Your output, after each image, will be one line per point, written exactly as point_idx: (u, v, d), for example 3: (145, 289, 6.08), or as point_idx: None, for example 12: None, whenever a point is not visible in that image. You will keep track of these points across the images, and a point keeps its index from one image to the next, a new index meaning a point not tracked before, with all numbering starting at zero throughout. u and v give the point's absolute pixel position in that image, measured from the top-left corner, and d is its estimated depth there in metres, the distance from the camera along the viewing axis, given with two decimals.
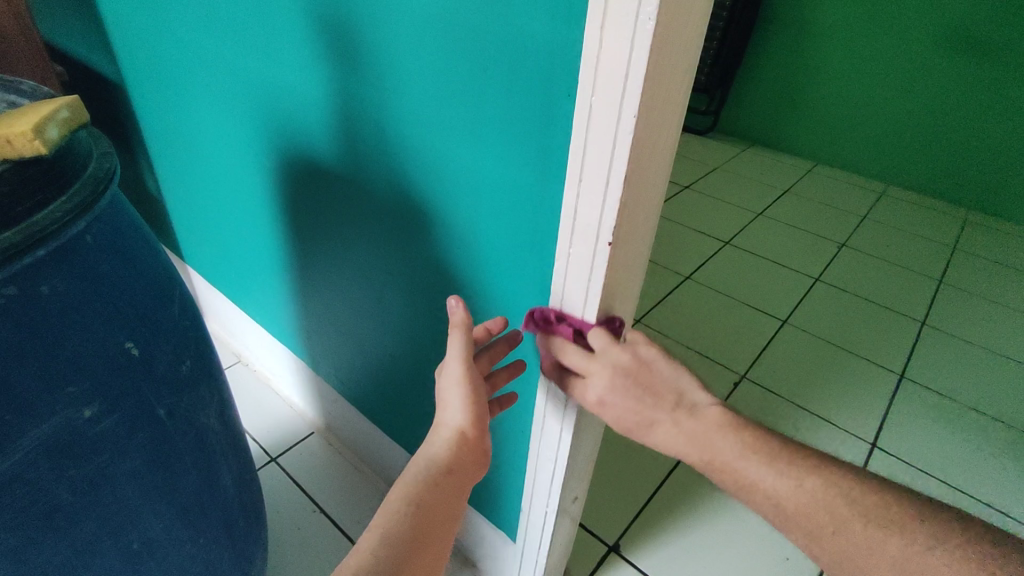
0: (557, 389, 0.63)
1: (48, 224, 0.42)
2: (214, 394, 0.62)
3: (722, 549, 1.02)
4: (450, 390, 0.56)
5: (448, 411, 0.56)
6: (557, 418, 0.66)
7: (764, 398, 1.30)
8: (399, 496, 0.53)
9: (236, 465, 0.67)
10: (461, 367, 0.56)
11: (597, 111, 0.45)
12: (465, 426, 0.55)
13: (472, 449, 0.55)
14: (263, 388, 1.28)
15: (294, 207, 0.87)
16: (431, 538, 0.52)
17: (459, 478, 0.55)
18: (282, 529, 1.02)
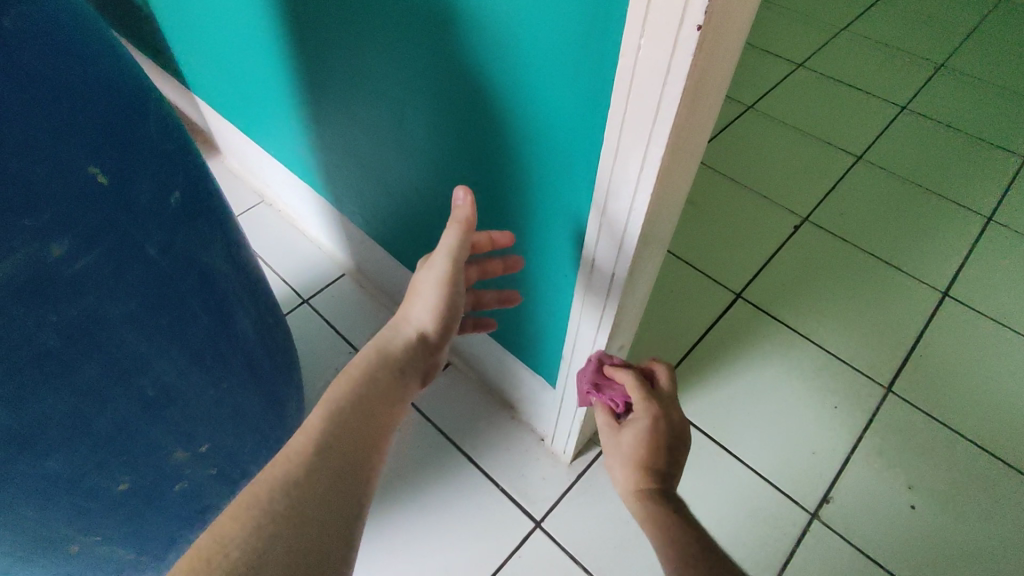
0: (604, 259, 0.58)
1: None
2: (218, 230, 0.55)
3: (766, 397, 0.98)
4: (428, 282, 0.57)
5: (420, 303, 0.57)
6: (608, 267, 0.58)
7: (827, 242, 1.18)
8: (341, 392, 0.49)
9: (254, 309, 0.62)
10: (450, 260, 0.56)
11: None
12: (432, 324, 0.57)
13: (428, 350, 0.57)
14: (288, 228, 1.23)
15: (294, 11, 0.72)
16: (382, 433, 0.49)
17: (406, 379, 0.54)
18: (319, 367, 1.02)
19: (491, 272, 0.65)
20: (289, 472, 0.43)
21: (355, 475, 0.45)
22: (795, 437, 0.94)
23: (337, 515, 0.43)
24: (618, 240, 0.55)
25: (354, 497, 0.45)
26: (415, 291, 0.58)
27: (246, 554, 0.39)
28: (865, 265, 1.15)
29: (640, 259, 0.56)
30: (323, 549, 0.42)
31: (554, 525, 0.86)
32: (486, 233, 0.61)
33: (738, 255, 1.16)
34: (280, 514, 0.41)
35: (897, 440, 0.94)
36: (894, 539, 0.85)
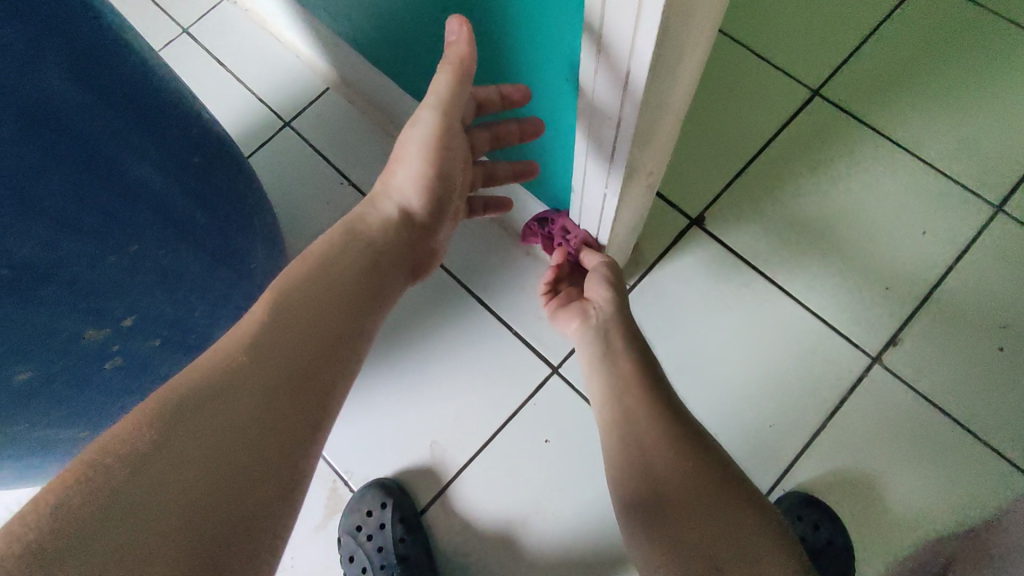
0: (607, 71, 0.40)
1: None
2: (31, 40, 0.38)
3: (837, 222, 0.81)
4: (412, 148, 0.52)
5: (401, 172, 0.53)
6: (612, 80, 0.40)
7: (953, 11, 0.87)
8: (302, 271, 0.48)
9: (157, 149, 0.49)
10: (437, 117, 0.49)
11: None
12: (416, 196, 0.54)
13: (412, 227, 0.56)
14: (260, 32, 1.02)
15: None
16: (350, 317, 0.48)
17: (383, 265, 0.52)
18: (309, 201, 0.90)
19: (505, 139, 0.56)
20: (201, 388, 0.39)
21: (296, 389, 0.41)
22: (865, 269, 0.78)
23: (265, 437, 0.39)
24: (627, 39, 0.36)
25: (292, 421, 0.40)
26: (398, 159, 0.54)
27: (141, 482, 0.34)
28: (1000, 43, 0.85)
29: (652, 73, 0.38)
30: (257, 480, 0.37)
31: (572, 372, 0.78)
32: (494, 84, 0.50)
33: (823, 37, 0.88)
34: (190, 440, 0.36)
35: (996, 274, 0.77)
36: (969, 384, 0.73)
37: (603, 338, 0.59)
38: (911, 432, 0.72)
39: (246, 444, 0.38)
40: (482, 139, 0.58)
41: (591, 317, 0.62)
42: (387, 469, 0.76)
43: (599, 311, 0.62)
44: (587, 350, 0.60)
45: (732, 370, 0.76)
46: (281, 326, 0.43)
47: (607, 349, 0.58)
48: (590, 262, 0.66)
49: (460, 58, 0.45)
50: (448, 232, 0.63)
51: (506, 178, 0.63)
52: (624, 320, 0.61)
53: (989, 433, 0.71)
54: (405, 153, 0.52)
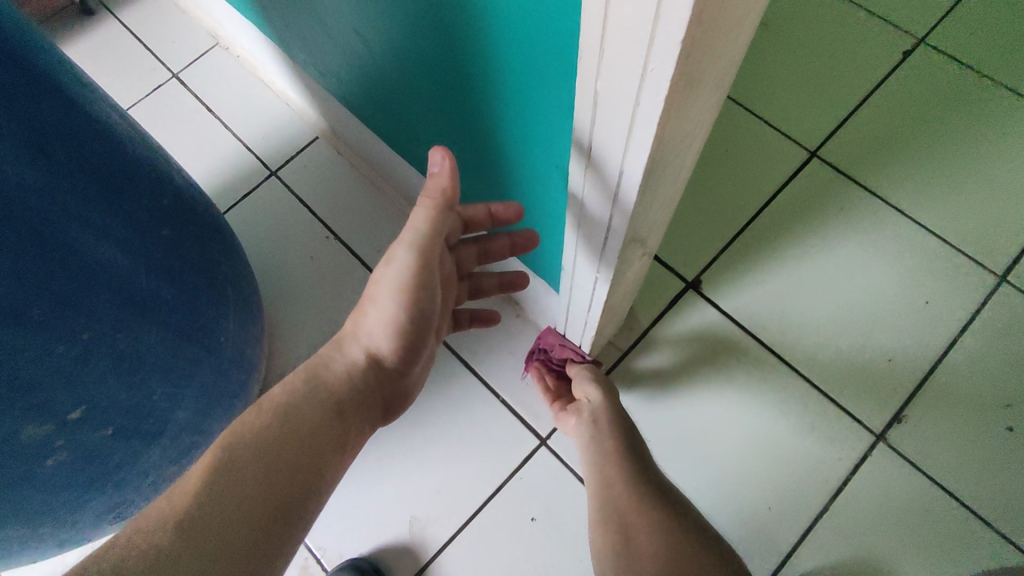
0: (601, 173, 0.37)
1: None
2: None
3: (837, 290, 0.78)
4: (384, 289, 0.47)
5: (372, 315, 0.48)
6: (606, 182, 0.37)
7: (952, 77, 0.86)
8: (258, 427, 0.42)
9: (120, 229, 0.45)
10: (415, 254, 0.45)
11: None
12: (386, 340, 0.49)
13: (382, 370, 0.50)
14: (251, 80, 1.00)
15: None
16: (316, 470, 0.43)
17: (346, 418, 0.47)
18: (293, 254, 0.87)
19: (494, 253, 0.58)
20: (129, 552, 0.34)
21: (233, 565, 0.36)
22: (867, 340, 0.75)
23: None
24: (621, 146, 0.33)
25: None
26: (367, 299, 0.49)
27: None
28: (999, 109, 0.84)
29: (646, 179, 0.35)
30: None
31: (561, 444, 0.74)
32: (481, 205, 0.52)
33: (821, 99, 0.87)
34: None
35: (1003, 347, 0.74)
36: (978, 464, 0.70)
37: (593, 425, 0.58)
38: (917, 516, 0.68)
39: None
40: (471, 253, 0.60)
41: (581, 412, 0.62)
42: (362, 547, 0.71)
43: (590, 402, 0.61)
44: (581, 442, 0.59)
45: (729, 446, 0.72)
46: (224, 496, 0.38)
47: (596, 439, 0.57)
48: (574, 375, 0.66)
49: (443, 190, 0.43)
50: (425, 362, 0.57)
51: (492, 291, 0.66)
52: (613, 405, 0.59)
53: (1001, 519, 0.68)
54: (377, 293, 0.47)
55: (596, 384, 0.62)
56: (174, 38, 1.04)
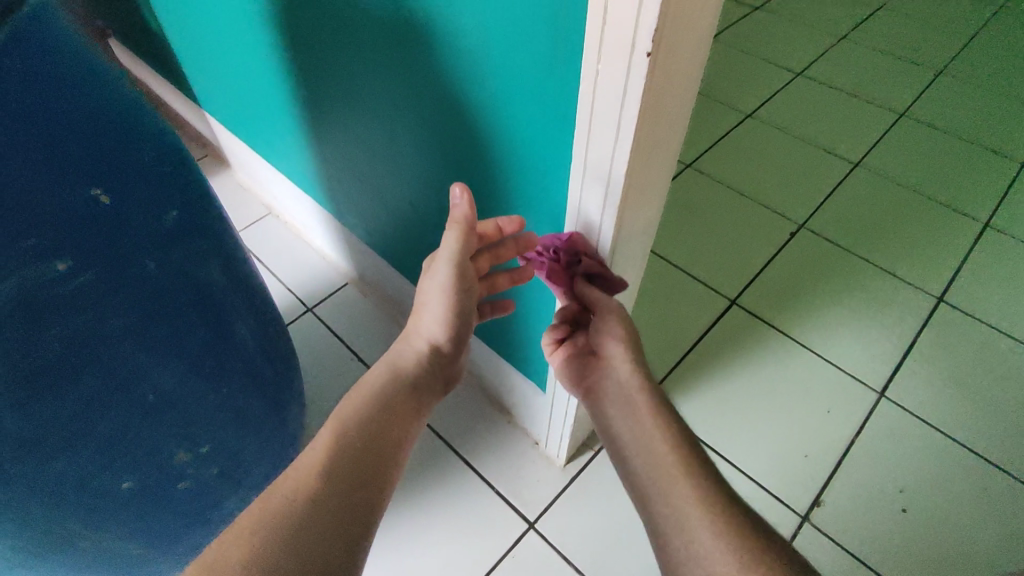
0: None
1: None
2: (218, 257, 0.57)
3: (760, 403, 0.99)
4: (433, 292, 0.56)
5: (427, 315, 0.57)
6: None
7: (826, 250, 1.18)
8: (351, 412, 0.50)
9: (253, 320, 0.65)
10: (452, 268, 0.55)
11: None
12: (442, 332, 0.57)
13: (442, 359, 0.58)
14: (295, 240, 1.26)
15: (294, 35, 0.75)
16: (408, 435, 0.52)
17: (421, 394, 0.55)
18: (323, 373, 1.06)
19: (506, 258, 0.61)
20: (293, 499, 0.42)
21: (365, 509, 0.44)
22: (786, 440, 0.95)
23: (335, 544, 0.41)
24: None
25: (360, 527, 0.43)
26: (420, 303, 0.58)
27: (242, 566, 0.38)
28: (861, 273, 1.15)
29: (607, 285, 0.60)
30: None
31: (548, 527, 0.87)
32: (491, 220, 0.58)
33: (734, 263, 1.16)
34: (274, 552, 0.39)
35: (890, 445, 0.94)
36: (884, 539, 0.86)
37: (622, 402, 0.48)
38: None
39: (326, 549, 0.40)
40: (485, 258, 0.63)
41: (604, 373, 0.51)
42: None
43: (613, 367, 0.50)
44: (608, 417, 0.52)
45: None
46: (343, 462, 0.45)
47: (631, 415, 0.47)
48: (591, 299, 0.54)
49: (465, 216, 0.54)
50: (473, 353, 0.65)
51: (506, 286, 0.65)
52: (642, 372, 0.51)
53: None
54: (428, 297, 0.57)
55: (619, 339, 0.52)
56: (236, 208, 1.32)
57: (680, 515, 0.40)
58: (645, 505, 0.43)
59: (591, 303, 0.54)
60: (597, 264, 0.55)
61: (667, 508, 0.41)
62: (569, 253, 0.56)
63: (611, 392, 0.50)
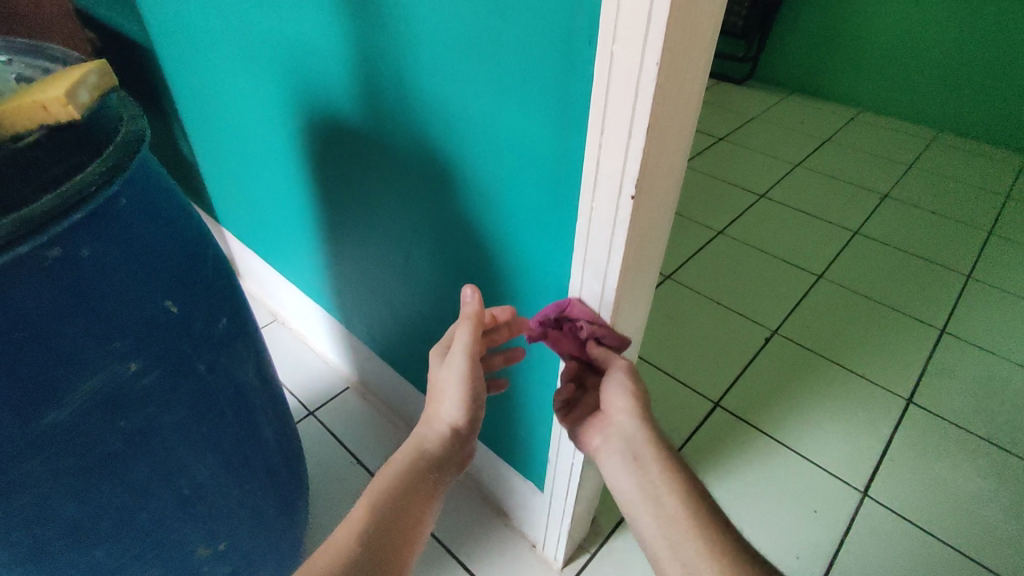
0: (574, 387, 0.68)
1: (54, 210, 0.40)
2: (256, 361, 0.63)
3: (750, 503, 1.02)
4: (451, 380, 0.59)
5: (446, 401, 0.59)
6: None
7: (799, 355, 1.26)
8: (387, 486, 0.54)
9: (278, 419, 0.69)
10: (467, 357, 0.58)
11: (622, 30, 0.41)
12: (461, 416, 0.59)
13: (460, 442, 0.60)
14: (299, 345, 1.32)
15: (323, 166, 0.86)
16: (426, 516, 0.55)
17: (437, 475, 0.58)
18: (323, 476, 1.08)
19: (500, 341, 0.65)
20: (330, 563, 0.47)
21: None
22: (776, 540, 0.98)
23: None
24: None
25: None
26: (438, 390, 0.60)
27: None
28: (834, 376, 1.22)
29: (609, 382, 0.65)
30: None
31: None
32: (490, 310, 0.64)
33: (715, 367, 1.24)
34: None
35: (877, 544, 0.97)
36: None
37: (632, 458, 0.52)
38: None
39: None
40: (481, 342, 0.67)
41: (612, 426, 0.55)
42: None
43: (620, 420, 0.54)
44: (625, 483, 0.52)
45: None
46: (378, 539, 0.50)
47: (642, 471, 0.51)
48: (601, 358, 0.59)
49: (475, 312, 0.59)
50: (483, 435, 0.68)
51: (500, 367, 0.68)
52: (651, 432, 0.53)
53: None
54: (445, 384, 0.59)
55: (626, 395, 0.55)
56: None
57: (690, 569, 0.44)
58: (657, 558, 0.47)
59: (601, 363, 0.59)
60: (601, 327, 0.59)
61: (676, 563, 0.45)
62: (576, 320, 0.59)
63: (621, 444, 0.54)
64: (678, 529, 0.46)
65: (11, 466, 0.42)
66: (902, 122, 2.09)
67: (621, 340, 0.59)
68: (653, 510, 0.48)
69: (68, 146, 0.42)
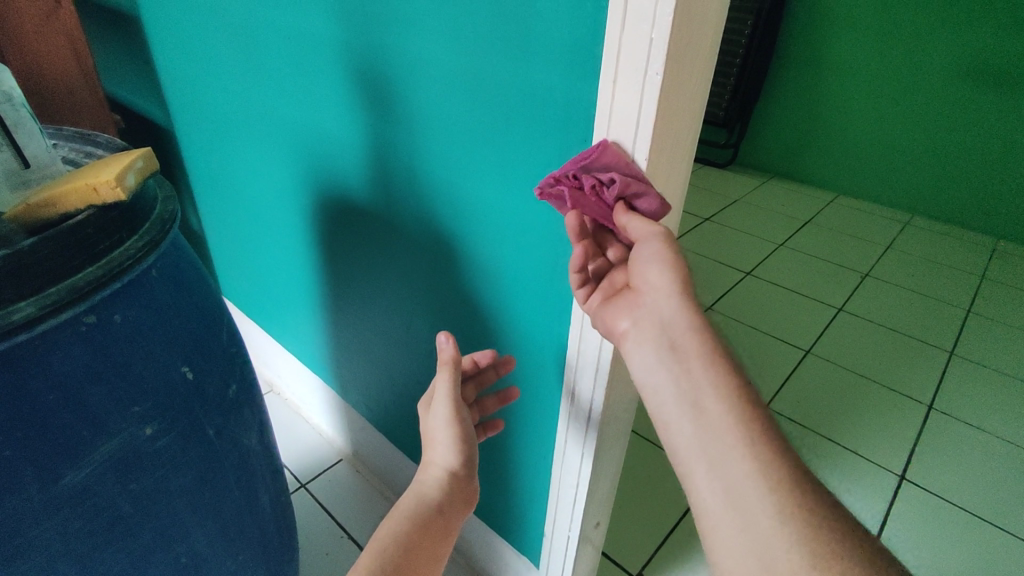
0: (570, 456, 0.69)
1: (92, 281, 0.44)
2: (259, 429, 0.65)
3: None
4: (439, 427, 0.63)
5: (438, 447, 0.63)
6: (576, 458, 0.68)
7: (791, 429, 1.28)
8: (394, 533, 0.56)
9: (275, 488, 0.70)
10: (449, 406, 0.63)
11: (613, 131, 0.47)
12: (456, 458, 0.63)
13: (462, 483, 0.62)
14: (294, 416, 1.32)
15: (330, 241, 0.91)
16: (437, 555, 0.58)
17: (447, 516, 0.60)
18: (312, 552, 1.06)
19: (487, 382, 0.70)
20: None
21: None
22: None
23: None
24: (581, 439, 0.67)
25: None
26: (432, 438, 0.65)
27: None
28: (826, 451, 1.23)
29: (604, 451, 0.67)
30: None
31: None
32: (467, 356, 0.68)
33: None
34: None
35: None
36: None
37: (668, 345, 0.46)
38: None
39: None
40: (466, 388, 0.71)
41: (647, 307, 0.48)
42: None
43: (660, 302, 0.47)
44: (666, 372, 0.45)
45: None
46: None
47: (678, 365, 0.45)
48: (635, 231, 0.49)
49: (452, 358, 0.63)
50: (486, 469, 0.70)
51: (494, 406, 0.72)
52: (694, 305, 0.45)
53: None
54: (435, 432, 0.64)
55: (667, 266, 0.47)
56: None
57: (731, 485, 0.39)
58: (691, 473, 0.42)
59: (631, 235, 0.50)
60: (637, 186, 0.47)
61: (715, 481, 0.40)
62: (601, 174, 0.47)
63: (655, 331, 0.47)
64: (721, 439, 0.40)
65: (28, 526, 0.44)
66: (878, 206, 2.21)
67: (659, 203, 0.48)
68: (691, 417, 0.43)
69: (114, 223, 0.46)
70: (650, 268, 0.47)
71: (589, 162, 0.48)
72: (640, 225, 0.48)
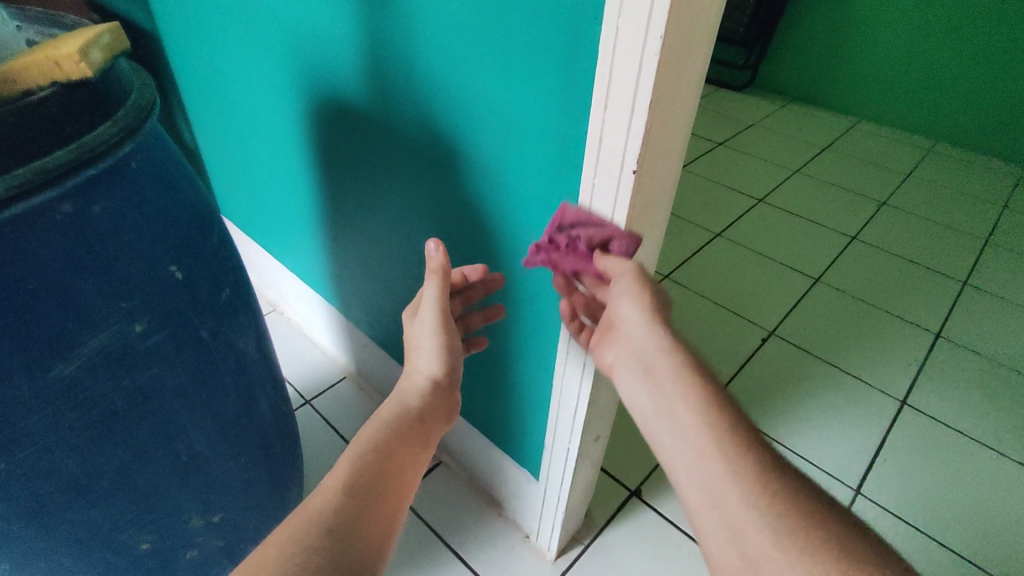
0: (571, 369, 0.68)
1: (63, 165, 0.41)
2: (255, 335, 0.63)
3: None
4: (424, 335, 0.62)
5: (422, 355, 0.62)
6: (577, 371, 0.67)
7: (794, 355, 1.27)
8: (374, 436, 0.54)
9: (275, 397, 0.69)
10: (437, 313, 0.62)
11: (627, 5, 0.42)
12: (439, 366, 0.62)
13: (443, 391, 0.62)
14: (297, 335, 1.32)
15: (326, 150, 0.87)
16: (419, 460, 0.56)
17: (428, 424, 0.59)
18: (317, 463, 1.08)
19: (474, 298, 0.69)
20: (330, 499, 0.47)
21: (376, 525, 0.48)
22: None
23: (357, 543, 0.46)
24: (583, 351, 0.65)
25: (377, 527, 0.48)
26: (415, 346, 0.63)
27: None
28: (829, 377, 1.23)
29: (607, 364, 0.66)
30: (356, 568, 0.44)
31: None
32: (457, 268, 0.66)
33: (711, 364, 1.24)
34: (318, 536, 0.44)
35: None
36: None
37: (643, 370, 0.47)
38: None
39: (350, 540, 0.45)
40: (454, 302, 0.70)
41: (623, 339, 0.50)
42: None
43: (632, 332, 0.49)
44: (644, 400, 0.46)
45: None
46: (366, 482, 0.50)
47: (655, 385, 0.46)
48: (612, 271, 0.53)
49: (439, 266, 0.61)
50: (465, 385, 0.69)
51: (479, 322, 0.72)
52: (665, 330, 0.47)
53: None
54: (420, 339, 0.62)
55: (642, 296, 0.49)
56: None
57: (707, 486, 0.39)
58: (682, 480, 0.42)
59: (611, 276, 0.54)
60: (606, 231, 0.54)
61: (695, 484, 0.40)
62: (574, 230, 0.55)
63: (633, 358, 0.49)
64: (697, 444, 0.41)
65: (19, 417, 0.44)
66: (901, 132, 2.11)
67: (631, 243, 0.53)
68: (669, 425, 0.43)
69: (81, 105, 0.43)
70: (625, 305, 0.50)
71: (564, 220, 0.56)
72: (617, 265, 0.53)
